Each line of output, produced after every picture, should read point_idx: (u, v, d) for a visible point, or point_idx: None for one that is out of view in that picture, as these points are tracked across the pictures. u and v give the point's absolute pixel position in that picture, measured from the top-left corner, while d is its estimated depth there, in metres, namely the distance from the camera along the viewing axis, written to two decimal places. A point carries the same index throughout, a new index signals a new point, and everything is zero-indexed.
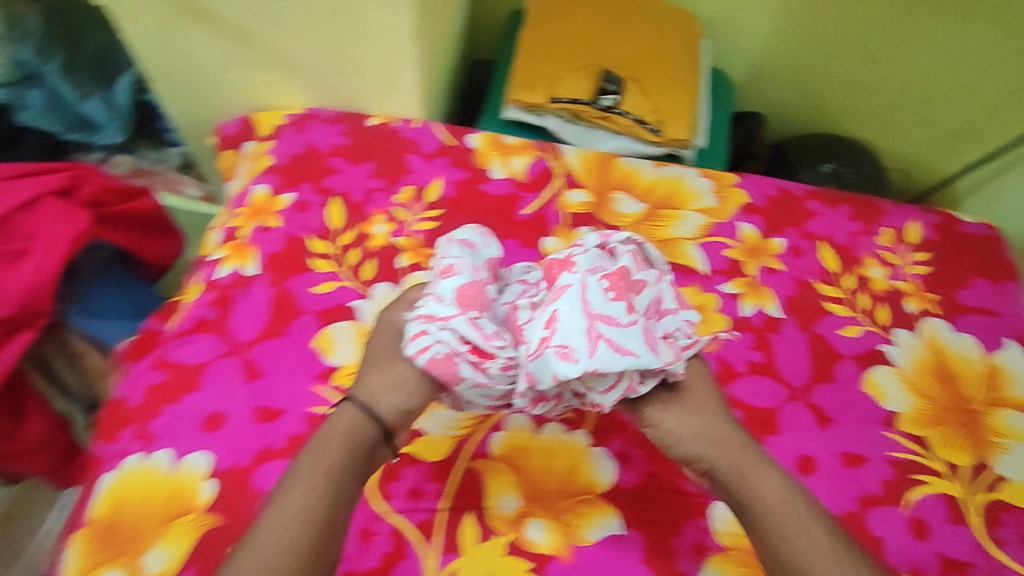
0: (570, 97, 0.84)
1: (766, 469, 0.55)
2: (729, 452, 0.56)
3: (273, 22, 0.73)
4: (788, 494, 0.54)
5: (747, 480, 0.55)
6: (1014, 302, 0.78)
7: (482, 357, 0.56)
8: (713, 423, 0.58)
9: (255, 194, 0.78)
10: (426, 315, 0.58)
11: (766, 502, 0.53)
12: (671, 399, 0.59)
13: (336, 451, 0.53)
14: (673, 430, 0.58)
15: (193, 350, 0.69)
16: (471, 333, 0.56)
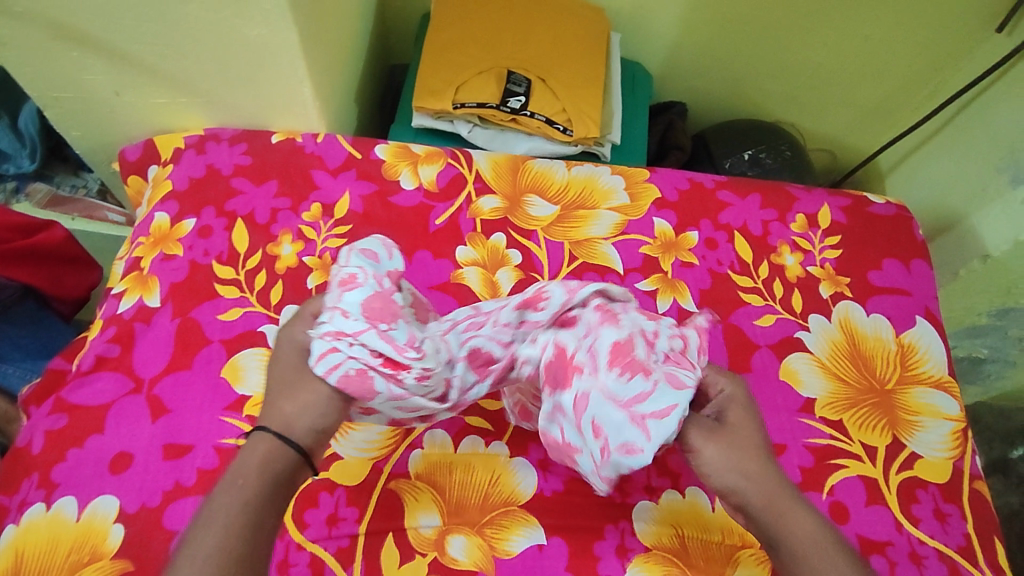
0: (476, 102, 0.84)
1: (800, 509, 0.52)
2: (766, 488, 0.52)
3: (155, 43, 0.70)
4: (824, 534, 0.51)
5: (783, 520, 0.51)
6: (923, 279, 0.80)
7: (396, 369, 0.54)
8: (751, 454, 0.53)
9: (155, 222, 0.75)
10: (332, 330, 0.53)
11: (803, 543, 0.50)
12: (712, 426, 0.54)
13: (251, 485, 0.47)
14: (711, 459, 0.52)
15: (94, 390, 0.65)
16: (385, 348, 0.53)
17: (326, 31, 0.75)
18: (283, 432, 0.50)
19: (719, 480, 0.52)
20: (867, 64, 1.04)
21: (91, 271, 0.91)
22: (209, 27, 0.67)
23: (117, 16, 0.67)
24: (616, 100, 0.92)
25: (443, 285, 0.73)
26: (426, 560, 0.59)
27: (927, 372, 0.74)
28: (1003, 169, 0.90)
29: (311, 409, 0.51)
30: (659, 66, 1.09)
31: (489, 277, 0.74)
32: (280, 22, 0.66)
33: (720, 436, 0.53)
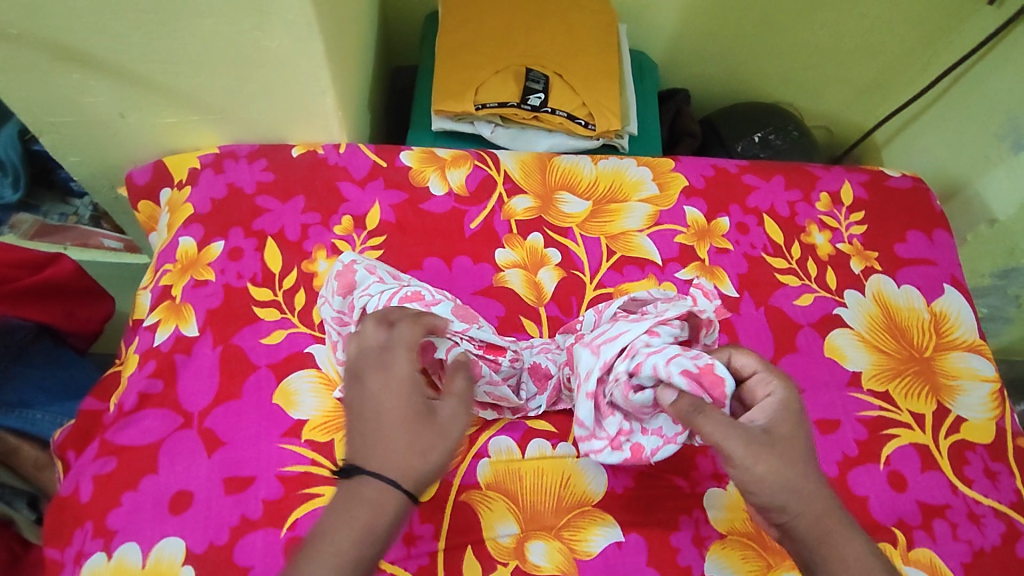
0: (497, 102, 0.83)
1: (849, 531, 0.52)
2: (815, 507, 0.52)
3: (169, 62, 0.67)
4: (868, 556, 0.51)
5: (826, 542, 0.51)
6: (946, 248, 0.82)
7: (495, 355, 0.63)
8: (803, 472, 0.52)
9: (180, 247, 0.72)
10: (447, 331, 0.60)
11: (846, 564, 0.51)
12: (766, 442, 0.52)
13: (371, 535, 0.46)
14: (766, 477, 0.51)
15: (140, 429, 0.62)
16: (488, 337, 0.63)
17: (345, 38, 0.73)
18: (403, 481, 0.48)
19: (769, 497, 0.51)
20: (862, 41, 1.07)
21: (103, 302, 0.86)
22: (228, 42, 0.65)
23: (129, 35, 0.64)
24: (631, 93, 0.92)
25: (487, 290, 0.73)
26: (508, 569, 0.59)
27: (961, 337, 0.76)
28: (1003, 136, 0.94)
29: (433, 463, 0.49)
30: (661, 54, 1.10)
31: (532, 278, 0.74)
32: (304, 33, 0.64)
33: (772, 455, 0.51)
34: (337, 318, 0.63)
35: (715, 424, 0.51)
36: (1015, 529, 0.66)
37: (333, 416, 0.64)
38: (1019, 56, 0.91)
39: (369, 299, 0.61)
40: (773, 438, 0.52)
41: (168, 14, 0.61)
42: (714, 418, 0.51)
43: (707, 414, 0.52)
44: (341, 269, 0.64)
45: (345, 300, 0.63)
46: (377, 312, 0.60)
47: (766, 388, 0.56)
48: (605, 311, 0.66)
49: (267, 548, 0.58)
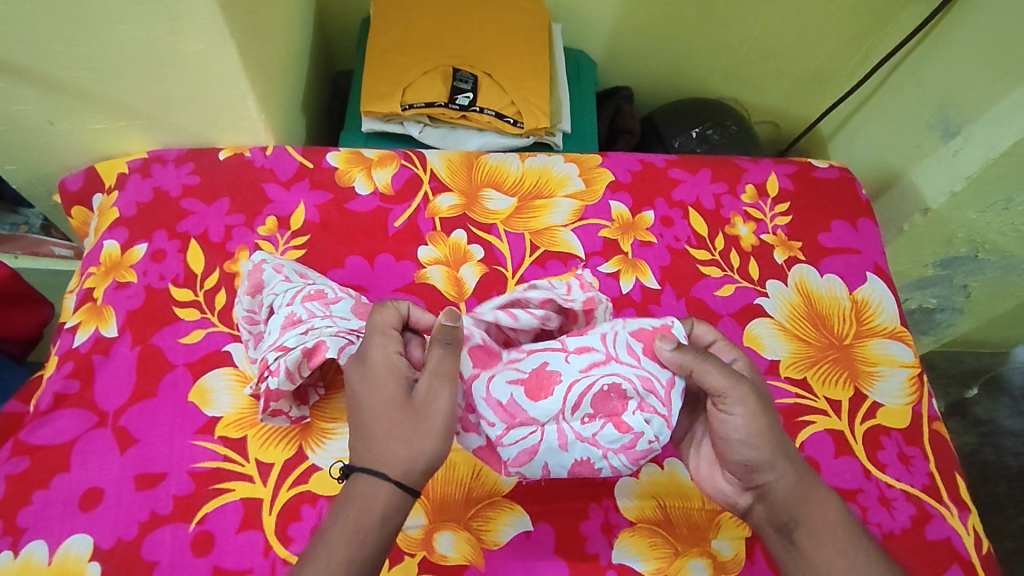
0: (424, 102, 0.85)
1: (823, 492, 0.56)
2: (796, 465, 0.55)
3: (87, 68, 0.68)
4: (842, 515, 0.55)
5: (807, 500, 0.55)
6: (871, 236, 0.83)
7: None
8: (784, 432, 0.56)
9: (104, 251, 0.73)
10: (342, 329, 0.61)
11: (826, 520, 0.54)
12: (763, 396, 0.55)
13: (370, 540, 0.49)
14: (762, 432, 0.54)
15: (54, 429, 0.63)
16: None
17: (263, 42, 0.74)
18: (399, 478, 0.50)
19: (761, 452, 0.54)
20: (801, 34, 1.09)
21: (39, 308, 0.88)
22: (144, 47, 0.65)
23: (45, 42, 0.64)
24: (563, 91, 0.94)
25: (409, 286, 0.73)
26: (416, 560, 0.60)
27: (881, 324, 0.77)
28: (934, 126, 0.94)
29: (430, 448, 0.51)
30: (602, 51, 1.13)
31: (453, 274, 0.75)
32: (217, 38, 0.65)
33: (767, 408, 0.55)
34: (247, 317, 0.66)
35: (722, 374, 0.54)
36: (925, 512, 0.66)
37: (247, 413, 0.65)
38: (948, 47, 0.93)
39: (275, 297, 0.64)
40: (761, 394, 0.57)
41: (80, 20, 0.62)
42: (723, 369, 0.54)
43: (714, 363, 0.54)
44: (250, 268, 0.66)
45: (255, 299, 0.66)
46: (280, 309, 0.63)
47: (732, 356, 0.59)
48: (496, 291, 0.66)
49: (175, 543, 0.58)
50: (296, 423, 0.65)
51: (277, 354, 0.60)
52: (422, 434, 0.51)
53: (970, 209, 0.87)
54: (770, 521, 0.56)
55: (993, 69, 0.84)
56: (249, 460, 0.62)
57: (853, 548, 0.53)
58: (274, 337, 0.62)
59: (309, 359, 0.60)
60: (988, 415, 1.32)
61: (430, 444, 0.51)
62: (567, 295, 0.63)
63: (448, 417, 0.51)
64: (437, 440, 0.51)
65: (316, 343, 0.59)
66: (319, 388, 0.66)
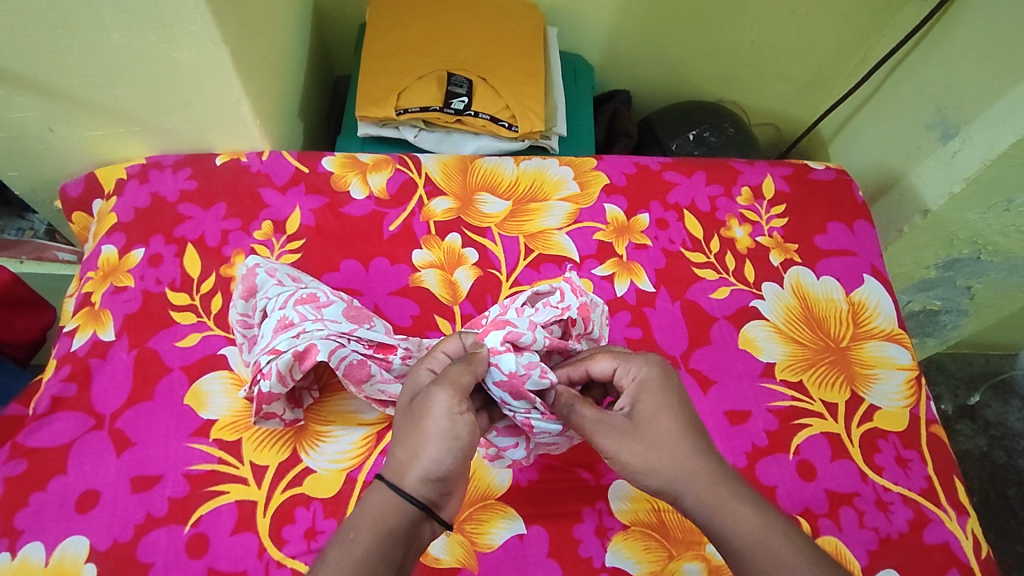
0: (419, 106, 0.87)
1: (740, 501, 0.51)
2: (697, 483, 0.52)
3: (84, 75, 0.69)
4: (766, 526, 0.50)
5: (716, 517, 0.51)
6: (867, 238, 0.83)
7: (387, 352, 0.64)
8: (672, 453, 0.53)
9: (103, 255, 0.74)
10: (332, 332, 0.62)
11: (742, 538, 0.50)
12: (626, 427, 0.55)
13: (362, 542, 0.47)
14: (635, 467, 0.54)
15: (51, 432, 0.64)
16: (377, 337, 0.64)
17: (257, 49, 0.75)
18: (395, 481, 0.50)
19: (652, 483, 0.53)
20: (798, 36, 1.10)
21: (43, 312, 0.89)
22: (138, 54, 0.66)
23: (41, 49, 0.65)
24: (558, 92, 0.96)
25: (403, 290, 0.74)
26: None
27: (879, 327, 0.76)
28: (932, 127, 0.93)
29: (427, 454, 0.50)
30: (600, 55, 1.14)
31: (448, 278, 0.75)
32: (209, 44, 0.65)
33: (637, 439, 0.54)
34: (242, 320, 0.66)
35: (583, 415, 0.56)
36: (923, 516, 0.65)
37: (241, 416, 0.65)
38: (944, 47, 0.93)
39: (268, 300, 0.65)
40: (634, 421, 0.55)
41: (75, 28, 0.62)
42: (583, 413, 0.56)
43: (580, 410, 0.57)
44: (244, 272, 0.67)
45: (248, 303, 0.67)
46: (273, 313, 0.64)
47: (626, 375, 0.58)
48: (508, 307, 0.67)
49: (170, 544, 0.58)
50: (290, 426, 0.65)
51: (269, 357, 0.60)
52: (423, 435, 0.51)
53: (969, 211, 0.86)
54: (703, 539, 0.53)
55: (991, 69, 0.84)
56: (244, 463, 0.63)
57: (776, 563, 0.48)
58: (267, 340, 0.63)
59: (301, 361, 0.60)
60: (998, 418, 1.30)
61: (431, 447, 0.51)
62: (560, 302, 0.64)
63: (448, 422, 0.51)
64: (439, 444, 0.51)
65: (307, 346, 0.61)
66: (313, 392, 0.67)
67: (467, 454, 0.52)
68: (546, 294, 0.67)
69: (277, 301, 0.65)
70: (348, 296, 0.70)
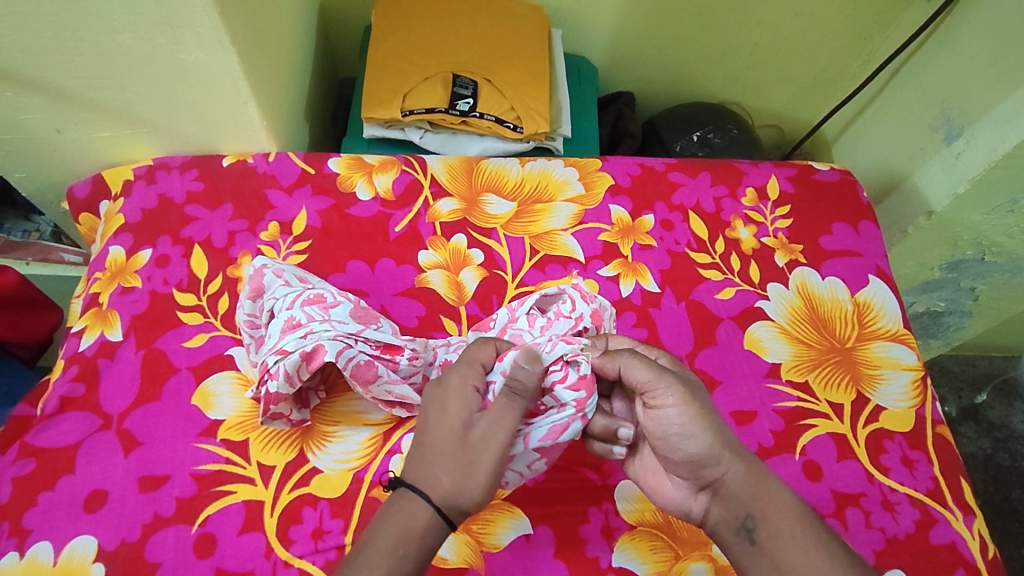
0: (425, 108, 0.88)
1: (777, 479, 0.55)
2: (745, 458, 0.55)
3: (92, 77, 0.69)
4: (799, 512, 0.53)
5: (760, 489, 0.54)
6: (872, 239, 0.83)
7: (394, 354, 0.64)
8: (727, 424, 0.56)
9: (110, 256, 0.74)
10: (340, 333, 0.62)
11: (784, 512, 0.53)
12: (690, 388, 0.56)
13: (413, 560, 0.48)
14: (698, 424, 0.54)
15: (60, 432, 0.64)
16: (384, 337, 0.64)
17: (264, 51, 0.75)
18: (443, 505, 0.50)
19: (704, 442, 0.54)
20: (802, 37, 1.10)
21: (50, 313, 0.89)
22: (146, 56, 0.66)
23: (50, 51, 0.65)
24: (562, 93, 0.96)
25: (409, 291, 0.74)
26: None
27: (884, 327, 0.77)
28: (937, 128, 0.93)
29: (481, 485, 0.50)
30: (604, 57, 1.15)
31: (454, 278, 0.75)
32: (216, 46, 0.66)
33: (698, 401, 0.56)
34: (249, 321, 0.67)
35: (647, 368, 0.56)
36: (930, 516, 0.65)
37: (248, 417, 0.65)
38: (948, 48, 0.93)
39: (275, 301, 0.65)
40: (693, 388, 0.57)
41: (84, 30, 0.63)
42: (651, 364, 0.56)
43: (641, 359, 0.57)
44: (251, 273, 0.67)
45: (256, 303, 0.67)
46: (281, 313, 0.65)
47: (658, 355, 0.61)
48: (516, 310, 0.68)
49: (177, 544, 0.59)
50: (297, 426, 0.65)
51: (277, 358, 0.60)
52: (478, 475, 0.50)
53: (974, 211, 0.86)
54: (728, 517, 0.54)
55: (995, 70, 0.84)
56: (251, 463, 0.63)
57: (813, 544, 0.51)
58: (275, 340, 0.63)
59: (309, 362, 0.61)
60: (1003, 420, 1.30)
61: (480, 484, 0.50)
62: (572, 311, 0.66)
63: (502, 460, 0.51)
64: (490, 478, 0.51)
65: (315, 346, 0.61)
66: (320, 392, 0.67)
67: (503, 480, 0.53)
68: (554, 297, 0.68)
69: (285, 303, 0.65)
70: (355, 296, 0.70)
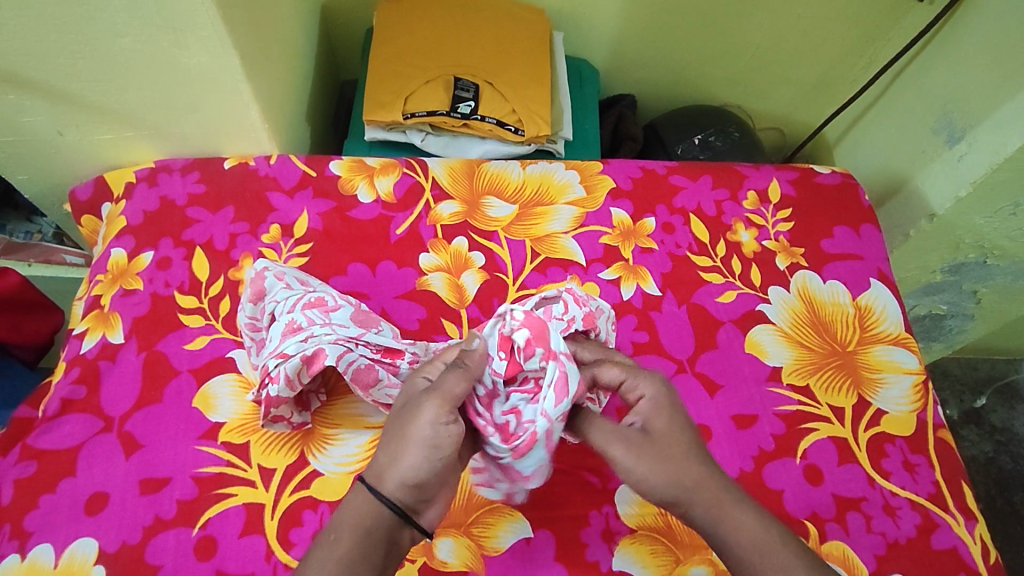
0: (426, 111, 0.88)
1: (745, 507, 0.52)
2: (706, 492, 0.52)
3: (95, 80, 0.69)
4: (765, 529, 0.51)
5: (723, 523, 0.52)
6: (874, 242, 0.83)
7: (394, 357, 0.64)
8: (687, 466, 0.53)
9: (112, 258, 0.74)
10: (340, 337, 0.62)
11: (747, 546, 0.51)
12: (641, 441, 0.54)
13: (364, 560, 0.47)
14: (648, 481, 0.53)
15: (61, 434, 0.64)
16: (384, 341, 0.64)
17: (266, 55, 0.76)
18: (375, 484, 0.50)
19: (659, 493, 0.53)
20: (804, 40, 1.10)
21: (52, 315, 0.90)
22: (149, 59, 0.67)
23: (53, 54, 0.66)
24: (564, 95, 0.96)
25: (410, 293, 0.74)
26: (417, 566, 0.60)
27: (886, 331, 0.76)
28: (939, 131, 0.93)
29: (407, 457, 0.50)
30: (605, 59, 1.15)
31: (454, 281, 0.75)
32: (218, 49, 0.66)
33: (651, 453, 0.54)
34: (251, 323, 0.67)
35: (597, 432, 0.56)
36: (931, 521, 0.65)
37: (249, 419, 0.65)
38: (950, 51, 0.93)
39: (277, 304, 0.66)
40: (648, 436, 0.55)
41: (87, 33, 0.63)
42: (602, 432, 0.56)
43: (596, 422, 0.57)
44: (253, 275, 0.68)
45: (257, 306, 0.67)
46: (282, 316, 0.65)
47: (635, 392, 0.58)
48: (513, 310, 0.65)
49: (178, 547, 0.59)
50: (298, 429, 0.65)
51: (277, 361, 0.61)
52: (406, 441, 0.50)
53: (976, 215, 0.86)
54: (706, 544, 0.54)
55: (996, 74, 0.84)
56: (252, 465, 0.63)
57: (775, 564, 0.50)
58: (275, 344, 0.63)
59: (309, 366, 0.61)
60: (1005, 424, 1.30)
61: (414, 451, 0.50)
62: (564, 312, 0.63)
63: (430, 432, 0.51)
64: (418, 449, 0.50)
65: (315, 350, 0.61)
66: (320, 395, 0.67)
67: (450, 463, 0.52)
68: (551, 300, 0.66)
69: (285, 307, 0.65)
70: (355, 299, 0.71)
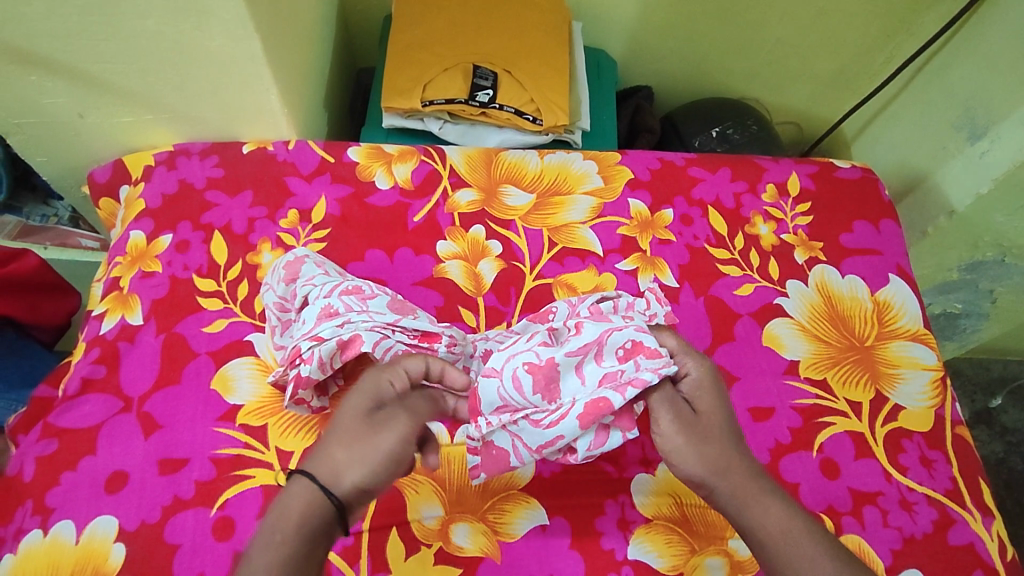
0: (444, 98, 0.88)
1: (768, 495, 0.53)
2: (734, 479, 0.53)
3: (115, 61, 0.69)
4: (790, 520, 0.52)
5: (749, 509, 0.52)
6: (893, 238, 0.83)
7: (431, 342, 0.64)
8: (724, 449, 0.53)
9: (131, 241, 0.75)
10: (378, 324, 0.63)
11: (769, 533, 0.51)
12: (688, 415, 0.54)
13: (289, 544, 0.44)
14: (684, 452, 0.53)
15: (82, 413, 0.64)
16: (420, 326, 0.64)
17: (286, 39, 0.76)
18: (311, 470, 0.48)
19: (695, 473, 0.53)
20: (824, 33, 1.09)
21: (70, 297, 0.91)
22: (170, 41, 0.66)
23: (75, 36, 0.66)
24: (581, 86, 0.96)
25: (428, 281, 0.74)
26: (432, 550, 0.60)
27: (904, 326, 0.76)
28: (960, 127, 0.93)
29: (340, 449, 0.48)
30: (623, 50, 1.15)
31: (472, 268, 0.75)
32: (240, 32, 0.66)
33: (693, 430, 0.54)
34: (279, 304, 0.67)
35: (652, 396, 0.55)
36: (948, 517, 0.65)
37: (268, 402, 0.66)
38: (974, 47, 0.92)
39: (312, 289, 0.67)
40: (695, 415, 0.55)
41: (108, 14, 0.63)
42: (662, 390, 0.55)
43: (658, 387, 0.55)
44: (290, 260, 0.69)
45: (288, 288, 0.68)
46: (317, 300, 0.66)
47: (681, 369, 0.57)
48: (575, 306, 0.66)
49: (197, 527, 0.59)
50: (317, 413, 0.65)
51: (311, 343, 0.61)
52: (341, 435, 0.49)
53: (996, 213, 0.85)
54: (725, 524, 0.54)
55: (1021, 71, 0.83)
56: (270, 448, 0.63)
57: (803, 556, 0.50)
58: (309, 327, 0.64)
59: (343, 351, 0.62)
60: (1016, 425, 1.29)
61: (342, 441, 0.49)
62: (647, 309, 0.66)
63: (358, 422, 0.50)
64: (351, 440, 0.49)
65: (351, 336, 0.62)
66: (338, 380, 0.67)
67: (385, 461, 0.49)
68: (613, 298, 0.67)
69: (319, 293, 0.66)
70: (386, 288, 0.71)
